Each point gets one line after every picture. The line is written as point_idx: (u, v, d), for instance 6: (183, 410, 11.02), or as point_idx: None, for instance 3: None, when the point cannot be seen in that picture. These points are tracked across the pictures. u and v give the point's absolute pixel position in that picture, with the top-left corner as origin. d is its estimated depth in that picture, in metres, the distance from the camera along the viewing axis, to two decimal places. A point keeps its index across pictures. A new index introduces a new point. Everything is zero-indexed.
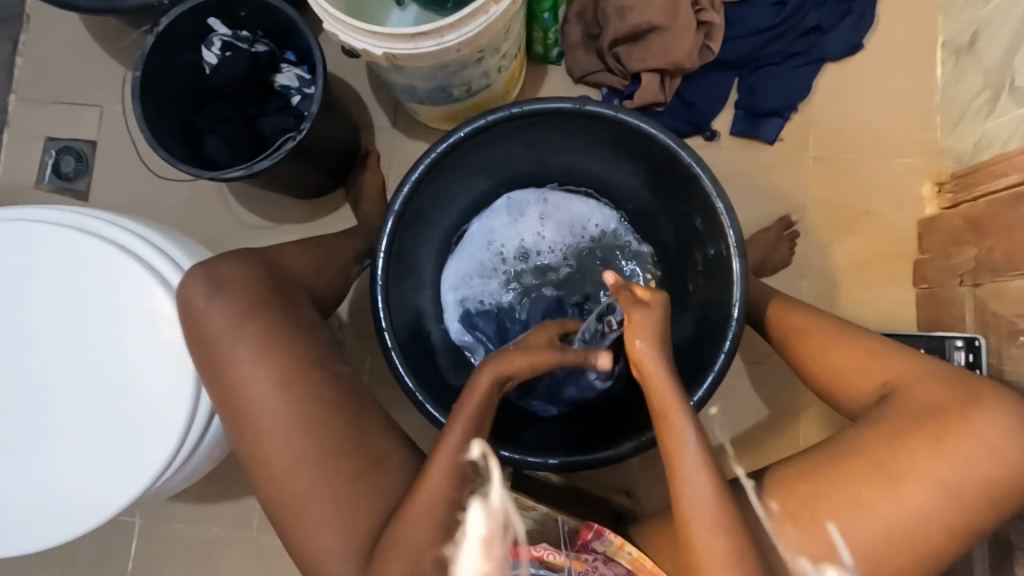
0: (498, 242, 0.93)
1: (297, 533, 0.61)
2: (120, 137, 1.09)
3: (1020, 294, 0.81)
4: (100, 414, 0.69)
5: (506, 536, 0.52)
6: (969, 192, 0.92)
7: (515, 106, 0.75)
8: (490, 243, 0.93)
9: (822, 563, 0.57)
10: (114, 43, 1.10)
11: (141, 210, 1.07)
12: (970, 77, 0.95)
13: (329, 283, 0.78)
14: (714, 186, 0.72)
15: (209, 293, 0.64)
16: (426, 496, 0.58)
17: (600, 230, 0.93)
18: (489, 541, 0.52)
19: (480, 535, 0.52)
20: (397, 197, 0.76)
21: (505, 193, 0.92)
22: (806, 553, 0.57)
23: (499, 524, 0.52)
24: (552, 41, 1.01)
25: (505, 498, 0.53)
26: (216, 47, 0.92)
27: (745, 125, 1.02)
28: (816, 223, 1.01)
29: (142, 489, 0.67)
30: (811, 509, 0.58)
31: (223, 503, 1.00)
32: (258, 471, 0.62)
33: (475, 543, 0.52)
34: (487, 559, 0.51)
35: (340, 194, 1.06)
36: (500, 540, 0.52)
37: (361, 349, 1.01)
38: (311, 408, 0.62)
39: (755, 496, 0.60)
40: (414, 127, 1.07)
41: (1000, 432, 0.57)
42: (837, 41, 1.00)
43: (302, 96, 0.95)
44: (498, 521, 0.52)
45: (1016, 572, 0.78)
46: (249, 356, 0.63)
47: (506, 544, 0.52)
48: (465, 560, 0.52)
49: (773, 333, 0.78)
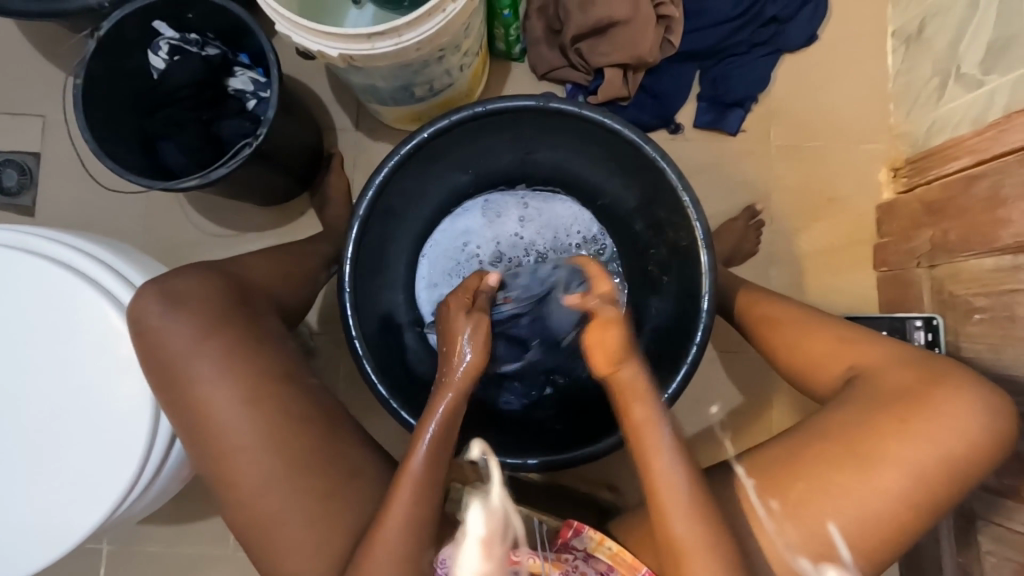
0: (473, 244, 0.92)
1: (269, 552, 0.60)
2: (66, 147, 1.04)
3: (975, 273, 0.84)
4: (54, 441, 0.65)
5: (505, 534, 0.54)
6: (924, 176, 0.95)
7: (478, 105, 0.74)
8: (466, 245, 0.92)
9: (823, 563, 0.58)
10: (56, 48, 1.04)
11: (93, 224, 1.02)
12: (921, 65, 0.98)
13: (295, 293, 0.76)
14: (679, 180, 0.72)
15: (164, 311, 0.62)
16: (399, 514, 0.57)
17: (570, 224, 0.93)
18: (489, 540, 0.53)
19: (481, 534, 0.52)
20: (362, 200, 0.74)
21: (479, 191, 0.91)
22: (806, 552, 0.58)
23: (499, 523, 0.54)
24: (514, 38, 1.00)
25: (505, 497, 0.55)
26: (164, 51, 0.87)
27: (710, 116, 1.03)
28: (780, 211, 1.03)
29: (102, 517, 0.64)
30: (785, 491, 0.59)
31: (195, 523, 0.97)
32: (227, 492, 0.60)
33: (475, 542, 0.53)
34: (487, 559, 0.52)
35: (305, 199, 1.03)
36: (499, 540, 0.53)
37: (333, 357, 0.99)
38: (281, 423, 0.60)
39: (755, 495, 0.60)
40: (379, 128, 1.05)
41: (958, 409, 0.59)
42: (794, 31, 1.02)
43: (258, 100, 0.92)
44: (499, 520, 0.53)
45: (979, 540, 0.81)
46: (211, 374, 0.60)
47: (505, 545, 0.53)
48: (465, 561, 0.52)
49: (743, 322, 0.79)
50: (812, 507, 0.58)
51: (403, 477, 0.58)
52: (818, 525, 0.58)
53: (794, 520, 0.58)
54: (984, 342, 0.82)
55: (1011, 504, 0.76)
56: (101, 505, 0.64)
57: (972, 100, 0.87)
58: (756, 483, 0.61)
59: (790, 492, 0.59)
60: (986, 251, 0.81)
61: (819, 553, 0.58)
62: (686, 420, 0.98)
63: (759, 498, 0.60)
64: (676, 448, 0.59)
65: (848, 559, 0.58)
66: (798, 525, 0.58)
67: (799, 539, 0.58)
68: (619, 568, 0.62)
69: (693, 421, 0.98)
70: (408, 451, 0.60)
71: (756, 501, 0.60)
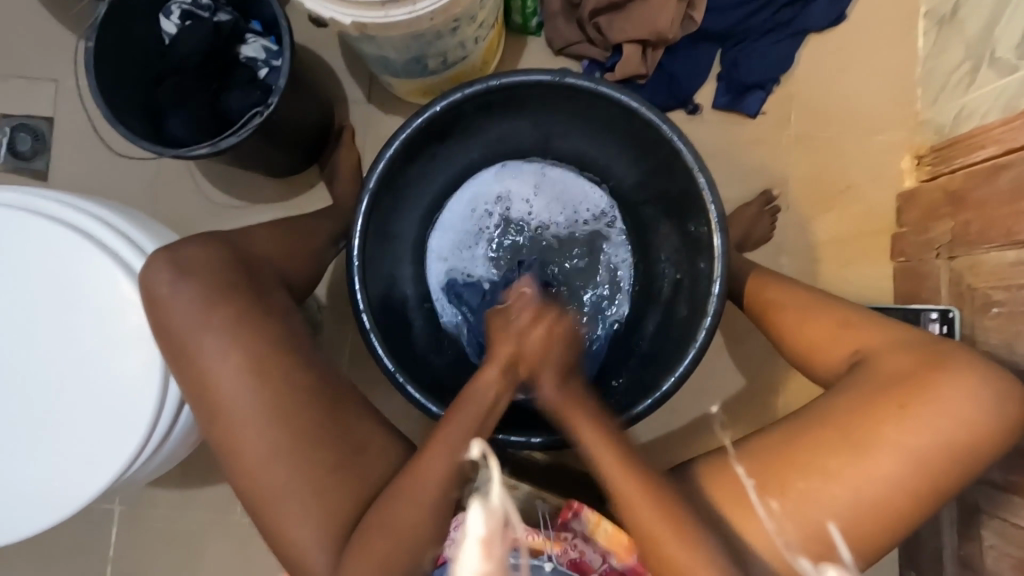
0: (482, 212, 0.90)
1: (274, 521, 0.60)
2: (79, 114, 1.03)
3: (995, 266, 0.81)
4: (65, 403, 0.66)
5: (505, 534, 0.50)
6: (948, 165, 0.93)
7: (492, 79, 0.73)
8: (474, 212, 0.90)
9: (821, 563, 0.58)
10: (67, 12, 1.03)
11: (105, 191, 1.03)
12: (952, 49, 0.94)
13: (303, 265, 0.76)
14: (695, 162, 0.70)
15: (172, 277, 0.62)
16: (424, 483, 0.58)
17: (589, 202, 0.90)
18: (489, 540, 0.49)
19: (480, 535, 0.48)
20: (372, 174, 0.73)
21: (498, 163, 0.89)
22: (805, 553, 0.58)
23: (499, 522, 0.50)
24: (530, 11, 0.98)
25: (506, 498, 0.50)
26: (176, 16, 0.86)
27: (728, 98, 1.00)
28: (797, 198, 1.01)
29: (112, 479, 0.65)
30: (780, 475, 0.59)
31: (203, 489, 0.99)
32: (232, 459, 0.61)
33: (475, 542, 0.49)
34: (487, 559, 0.48)
35: (315, 172, 1.02)
36: (499, 539, 0.49)
37: (340, 332, 0.99)
38: (285, 393, 0.61)
39: (755, 496, 0.59)
40: (390, 102, 1.04)
41: (965, 400, 0.58)
42: (821, 11, 0.98)
43: (270, 69, 0.91)
44: (499, 520, 0.49)
45: (981, 534, 0.81)
46: (217, 341, 0.61)
47: (505, 543, 0.50)
48: (465, 561, 0.49)
49: (750, 307, 0.79)
50: (811, 494, 0.58)
51: (433, 442, 0.60)
52: (815, 514, 0.58)
53: (791, 507, 0.58)
54: (1000, 336, 0.80)
55: (1017, 501, 0.75)
56: (111, 467, 0.65)
57: (1004, 86, 0.84)
58: (756, 483, 0.60)
59: (787, 485, 0.59)
60: (1008, 243, 0.79)
61: (817, 541, 0.58)
62: (691, 405, 0.98)
63: (759, 499, 0.59)
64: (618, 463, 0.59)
65: (847, 558, 0.58)
66: (796, 512, 0.58)
67: (798, 532, 0.58)
68: (617, 552, 0.62)
69: (696, 406, 0.97)
70: (440, 424, 0.61)
71: (757, 503, 0.59)
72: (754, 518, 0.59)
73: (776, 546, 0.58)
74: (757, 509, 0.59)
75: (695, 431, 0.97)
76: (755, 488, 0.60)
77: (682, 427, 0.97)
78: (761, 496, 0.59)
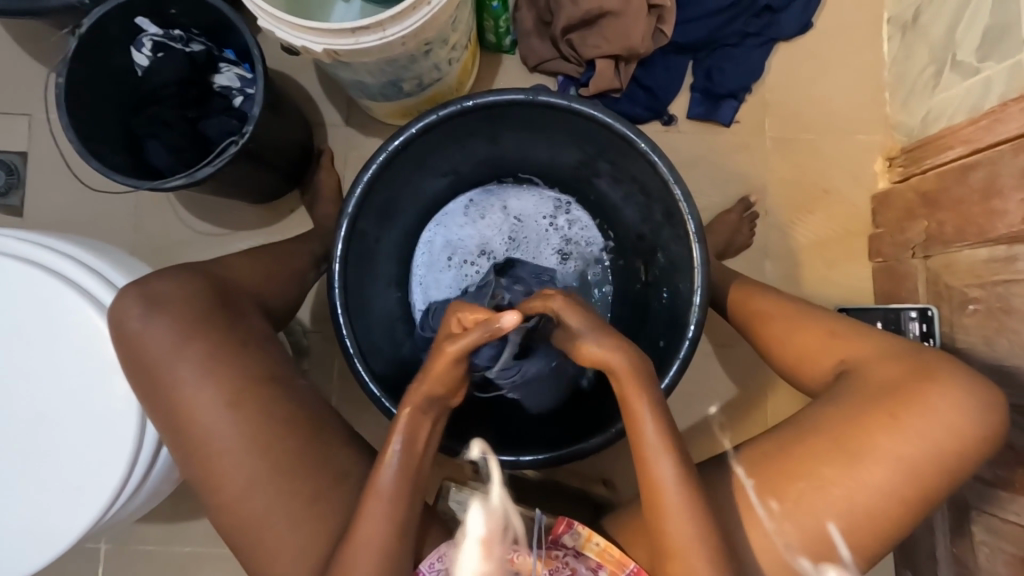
0: (458, 255, 0.92)
1: (260, 554, 0.59)
2: (52, 147, 1.02)
3: (970, 264, 0.83)
4: (41, 442, 0.65)
5: (505, 535, 0.60)
6: (919, 166, 0.94)
7: (468, 100, 0.73)
8: (451, 256, 0.92)
9: (823, 563, 0.58)
10: (40, 47, 1.03)
11: (80, 223, 1.02)
12: (917, 52, 0.96)
13: (281, 293, 0.75)
14: (671, 174, 0.71)
15: (143, 313, 0.61)
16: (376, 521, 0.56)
17: (566, 218, 0.93)
18: (489, 540, 0.58)
19: (480, 534, 0.58)
20: (350, 198, 0.72)
21: (467, 192, 0.92)
22: (805, 553, 0.58)
23: (498, 524, 0.60)
24: (504, 30, 0.99)
25: (503, 500, 0.61)
26: (147, 48, 0.86)
27: (703, 108, 1.02)
28: (774, 204, 1.02)
29: (93, 519, 0.64)
30: (779, 474, 0.59)
31: (193, 521, 0.97)
32: (211, 498, 0.60)
33: (475, 543, 0.59)
34: (487, 559, 0.58)
35: (295, 196, 1.02)
36: (498, 540, 0.59)
37: (326, 356, 0.98)
38: (263, 427, 0.60)
39: (755, 496, 0.60)
40: (369, 124, 1.04)
41: (954, 406, 0.58)
42: (789, 20, 1.01)
43: (244, 97, 0.91)
44: (498, 521, 0.60)
45: (971, 531, 0.82)
46: (191, 378, 0.60)
47: (504, 544, 0.59)
48: (466, 561, 0.58)
49: (735, 315, 0.79)
50: (811, 490, 0.58)
51: (371, 493, 0.57)
52: (816, 513, 0.58)
53: (791, 506, 0.58)
54: (977, 333, 0.82)
55: (1006, 496, 0.76)
56: (92, 507, 0.64)
57: (968, 88, 0.86)
58: (756, 482, 0.60)
59: (787, 485, 0.59)
60: (981, 241, 0.81)
61: (817, 544, 0.58)
62: (683, 414, 0.98)
63: (759, 499, 0.59)
64: (666, 451, 0.58)
65: (848, 559, 0.58)
66: (797, 512, 0.58)
67: (798, 534, 0.58)
68: (608, 566, 0.62)
69: (692, 415, 0.97)
70: (375, 472, 0.58)
71: (757, 503, 0.59)
72: (753, 517, 0.59)
73: (776, 547, 0.59)
74: (757, 508, 0.59)
75: (688, 438, 0.98)
76: (755, 489, 0.60)
77: None
78: (761, 495, 0.59)
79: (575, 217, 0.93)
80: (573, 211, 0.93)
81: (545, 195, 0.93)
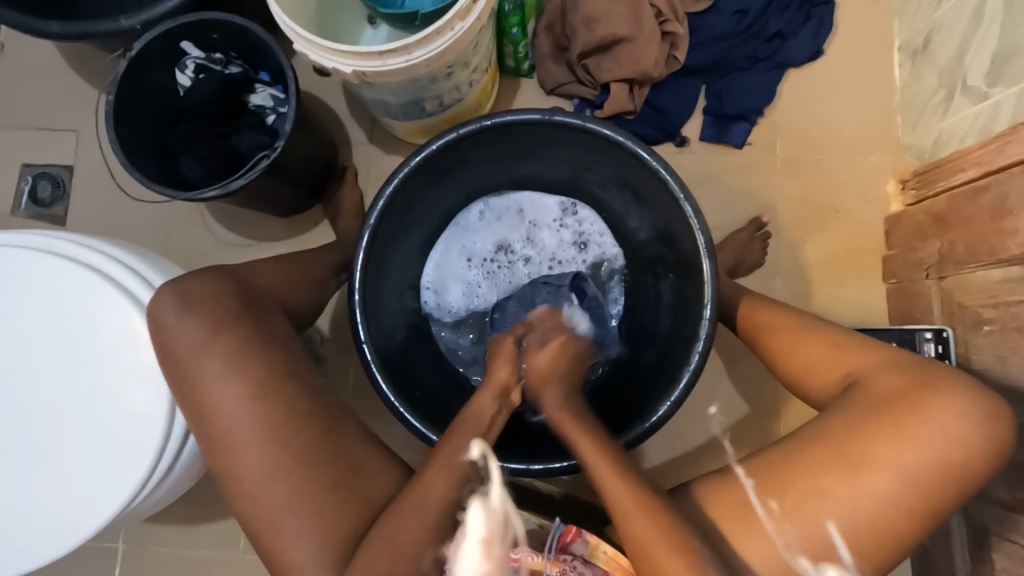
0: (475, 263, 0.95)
1: (274, 543, 0.61)
2: (95, 161, 1.09)
3: (983, 284, 0.83)
4: (73, 434, 0.68)
5: (505, 534, 0.58)
6: (931, 188, 0.95)
7: (486, 119, 0.76)
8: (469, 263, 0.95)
9: (823, 563, 0.58)
10: (91, 69, 1.11)
11: (117, 231, 1.07)
12: (927, 77, 0.98)
13: (305, 297, 0.79)
14: (681, 190, 0.73)
15: (178, 309, 0.65)
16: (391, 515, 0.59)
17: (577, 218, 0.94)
18: (489, 541, 0.57)
19: (481, 535, 0.57)
20: (372, 210, 0.76)
21: (482, 199, 0.93)
22: (805, 552, 0.58)
23: (499, 522, 0.58)
24: (523, 55, 1.04)
25: (504, 499, 0.59)
26: (189, 70, 0.92)
27: (714, 130, 1.04)
28: (785, 224, 1.04)
29: (117, 508, 0.66)
30: (780, 474, 0.60)
31: (207, 523, 0.99)
32: (232, 490, 0.62)
33: (475, 543, 0.57)
34: (487, 559, 0.57)
35: (319, 209, 1.07)
36: (498, 540, 0.58)
37: (343, 364, 1.01)
38: (284, 422, 0.63)
39: (754, 495, 0.60)
40: (391, 142, 1.09)
41: (959, 416, 0.58)
42: (799, 46, 1.04)
43: (276, 115, 0.96)
44: (498, 520, 0.58)
45: (990, 557, 0.80)
46: (218, 370, 0.63)
47: (503, 544, 0.58)
48: (465, 561, 0.57)
49: (744, 328, 0.80)
50: (811, 493, 0.58)
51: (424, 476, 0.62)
52: (815, 513, 0.58)
53: (791, 507, 0.59)
54: (993, 354, 0.81)
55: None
56: (118, 495, 0.66)
57: (978, 111, 0.87)
58: (755, 482, 0.61)
59: (786, 486, 0.59)
60: (994, 262, 0.81)
61: (818, 544, 0.58)
62: (692, 430, 0.98)
63: (758, 499, 0.60)
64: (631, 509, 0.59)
65: (848, 560, 0.58)
66: (796, 512, 0.58)
67: (798, 533, 0.58)
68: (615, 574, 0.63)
69: (702, 430, 0.98)
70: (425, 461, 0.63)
71: (756, 503, 0.60)
72: (753, 517, 0.59)
73: (776, 548, 0.58)
74: (756, 508, 0.60)
75: (699, 453, 0.97)
76: (755, 489, 0.60)
77: (684, 452, 0.97)
78: (761, 495, 0.60)
79: (582, 216, 0.93)
80: (579, 210, 0.93)
81: (551, 201, 0.94)
